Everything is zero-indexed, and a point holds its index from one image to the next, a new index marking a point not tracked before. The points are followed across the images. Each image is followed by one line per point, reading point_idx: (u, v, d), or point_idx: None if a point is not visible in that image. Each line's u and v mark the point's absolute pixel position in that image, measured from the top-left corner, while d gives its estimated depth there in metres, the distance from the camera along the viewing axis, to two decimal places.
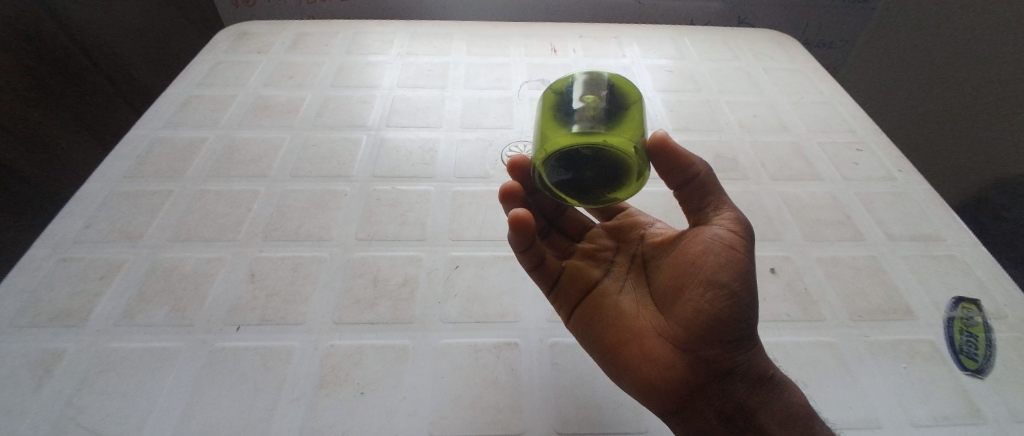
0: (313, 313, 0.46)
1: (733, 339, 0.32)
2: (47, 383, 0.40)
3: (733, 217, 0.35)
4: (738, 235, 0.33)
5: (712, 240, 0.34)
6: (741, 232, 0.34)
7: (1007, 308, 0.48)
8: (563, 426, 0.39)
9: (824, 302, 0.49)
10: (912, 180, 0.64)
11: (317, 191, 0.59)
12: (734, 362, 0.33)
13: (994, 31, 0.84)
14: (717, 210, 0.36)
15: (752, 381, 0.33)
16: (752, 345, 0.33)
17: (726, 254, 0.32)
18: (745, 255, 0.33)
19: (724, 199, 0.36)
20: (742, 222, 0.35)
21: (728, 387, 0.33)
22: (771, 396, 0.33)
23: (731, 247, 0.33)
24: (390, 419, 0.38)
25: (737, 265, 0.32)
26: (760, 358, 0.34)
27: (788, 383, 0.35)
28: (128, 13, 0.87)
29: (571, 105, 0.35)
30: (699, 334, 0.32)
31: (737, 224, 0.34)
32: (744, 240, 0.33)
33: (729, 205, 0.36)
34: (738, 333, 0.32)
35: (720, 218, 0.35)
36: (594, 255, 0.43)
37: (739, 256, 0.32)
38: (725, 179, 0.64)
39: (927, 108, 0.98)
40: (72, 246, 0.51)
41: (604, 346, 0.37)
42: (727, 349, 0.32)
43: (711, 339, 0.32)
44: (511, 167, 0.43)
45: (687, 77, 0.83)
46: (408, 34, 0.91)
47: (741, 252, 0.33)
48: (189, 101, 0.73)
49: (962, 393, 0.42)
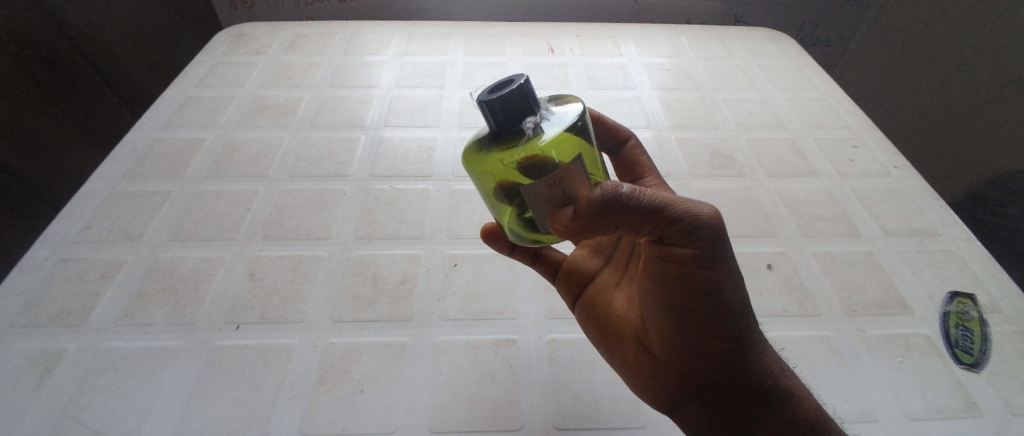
0: (312, 311, 0.46)
1: (708, 352, 0.32)
2: (47, 382, 0.40)
3: (683, 233, 0.28)
4: (691, 255, 0.29)
5: (662, 261, 0.31)
6: (698, 249, 0.28)
7: (1002, 302, 0.49)
8: (562, 421, 0.39)
9: (820, 297, 0.50)
10: (907, 176, 0.64)
11: (315, 190, 0.60)
12: (720, 374, 0.32)
13: (984, 27, 0.85)
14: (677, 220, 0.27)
15: (745, 390, 0.32)
16: (733, 354, 0.32)
17: (679, 277, 0.30)
18: (706, 273, 0.29)
19: (672, 209, 0.27)
20: (699, 236, 0.27)
21: (717, 395, 0.33)
22: (774, 407, 0.32)
23: (686, 267, 0.29)
24: (390, 415, 0.39)
25: (696, 286, 0.29)
26: (754, 363, 0.32)
27: (799, 392, 0.32)
28: (127, 14, 0.87)
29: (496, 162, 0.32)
30: (666, 346, 0.34)
31: (691, 240, 0.28)
32: (702, 258, 0.28)
33: (684, 211, 0.27)
34: (711, 347, 0.32)
35: (667, 238, 0.29)
36: (598, 242, 0.46)
37: (696, 276, 0.29)
38: (721, 175, 0.64)
39: (921, 104, 0.99)
40: (72, 246, 0.52)
41: (599, 342, 0.40)
42: (701, 360, 0.33)
43: (679, 349, 0.33)
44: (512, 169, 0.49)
45: (684, 75, 0.84)
46: (405, 34, 0.92)
47: (698, 272, 0.29)
48: (186, 102, 0.73)
49: (959, 387, 0.42)
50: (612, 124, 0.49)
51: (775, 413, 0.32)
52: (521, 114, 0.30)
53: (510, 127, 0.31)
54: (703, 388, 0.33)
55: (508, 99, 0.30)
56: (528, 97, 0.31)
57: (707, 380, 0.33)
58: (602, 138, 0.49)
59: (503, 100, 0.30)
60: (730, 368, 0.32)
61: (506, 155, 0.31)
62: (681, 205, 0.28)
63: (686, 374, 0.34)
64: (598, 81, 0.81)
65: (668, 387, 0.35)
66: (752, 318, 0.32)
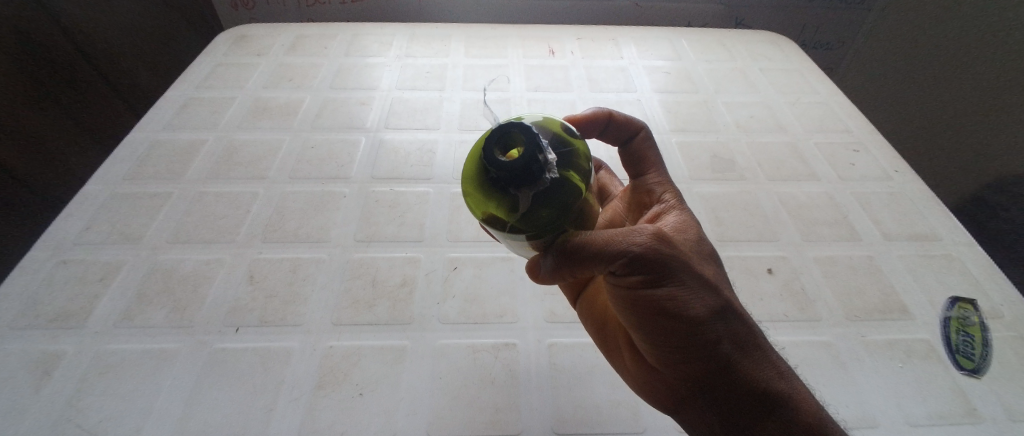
0: (312, 313, 0.46)
1: (683, 364, 0.31)
2: (46, 385, 0.40)
3: (618, 265, 0.28)
4: (636, 280, 0.29)
5: (617, 286, 0.31)
6: (640, 274, 0.28)
7: (1003, 307, 0.49)
8: (561, 426, 0.39)
9: (821, 302, 0.50)
10: (908, 180, 0.64)
11: (316, 192, 0.60)
12: (701, 384, 0.30)
13: (985, 32, 0.85)
14: (607, 253, 0.28)
15: (734, 402, 0.29)
16: (716, 361, 0.29)
17: (634, 298, 0.30)
18: (655, 293, 0.29)
19: (607, 244, 0.28)
20: (635, 264, 0.28)
21: (706, 404, 0.31)
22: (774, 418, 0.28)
23: (638, 289, 0.29)
24: (389, 418, 0.39)
25: (648, 305, 0.30)
26: (744, 366, 0.29)
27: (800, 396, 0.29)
28: (127, 15, 0.87)
29: (489, 214, 0.26)
30: (649, 354, 0.34)
31: (633, 269, 0.28)
32: (647, 280, 0.28)
33: (616, 244, 0.28)
34: (683, 359, 0.30)
35: (610, 269, 0.29)
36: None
37: (649, 295, 0.29)
38: (721, 179, 0.64)
39: (922, 107, 0.99)
40: (72, 247, 0.52)
41: (603, 346, 0.42)
42: (683, 366, 0.31)
43: (659, 357, 0.33)
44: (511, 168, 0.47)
45: (685, 78, 0.84)
46: (406, 35, 0.92)
47: (650, 292, 0.29)
48: (188, 103, 0.73)
49: (960, 392, 0.42)
50: (623, 116, 0.41)
51: (778, 421, 0.28)
52: (520, 183, 0.23)
53: (505, 190, 0.24)
54: (695, 395, 0.31)
55: (504, 172, 0.22)
56: (538, 166, 0.22)
57: (696, 386, 0.31)
58: (610, 133, 0.42)
59: (503, 174, 0.22)
60: (716, 375, 0.29)
61: (500, 216, 0.25)
62: (611, 238, 0.28)
63: (674, 378, 0.32)
64: (599, 84, 0.81)
65: (664, 390, 0.34)
66: (730, 319, 0.29)
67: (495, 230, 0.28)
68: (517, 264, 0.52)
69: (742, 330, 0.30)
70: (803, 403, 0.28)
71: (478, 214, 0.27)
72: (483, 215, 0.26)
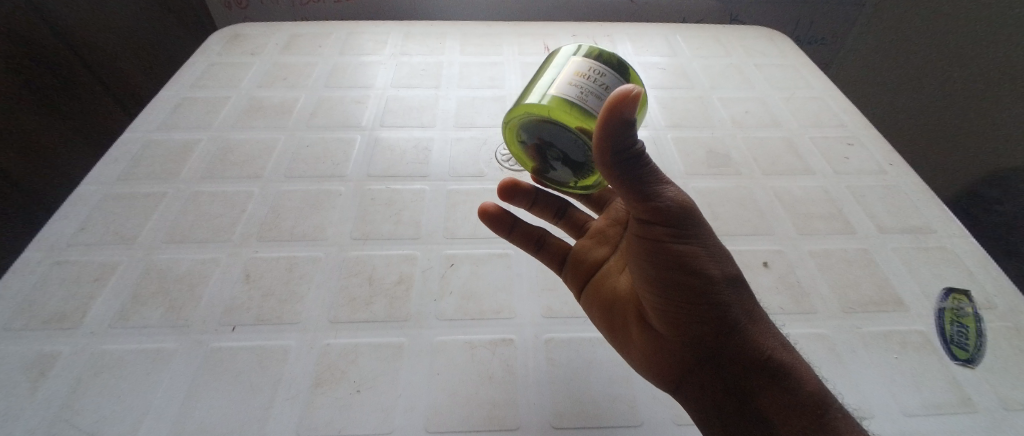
0: (308, 312, 0.46)
1: (699, 325, 0.34)
2: (41, 386, 0.39)
3: (652, 208, 0.31)
4: (665, 229, 0.32)
5: (641, 238, 0.34)
6: (669, 226, 0.32)
7: (996, 299, 0.49)
8: (559, 421, 0.39)
9: (816, 295, 0.50)
10: (902, 173, 0.64)
11: (312, 191, 0.59)
12: (714, 346, 0.34)
13: (975, 26, 0.86)
14: (647, 198, 0.31)
15: (741, 363, 0.33)
16: (725, 325, 0.33)
17: (658, 255, 0.33)
18: (679, 248, 0.32)
19: (646, 187, 0.31)
20: (667, 211, 0.31)
21: (715, 365, 0.34)
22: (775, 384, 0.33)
23: (662, 244, 0.33)
24: (387, 415, 0.39)
25: (670, 260, 0.33)
26: (750, 333, 0.34)
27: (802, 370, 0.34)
28: (120, 16, 0.86)
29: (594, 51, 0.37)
30: (657, 320, 0.37)
31: (663, 219, 0.32)
32: (674, 234, 0.32)
33: (653, 188, 0.31)
34: (700, 318, 0.34)
35: (641, 212, 0.32)
36: (602, 233, 0.48)
37: (672, 249, 0.32)
38: (716, 173, 0.64)
39: (914, 100, 1.00)
40: (66, 248, 0.51)
41: (606, 326, 0.43)
42: (694, 330, 0.34)
43: (670, 322, 0.35)
44: (503, 187, 0.50)
45: (680, 74, 0.84)
46: (401, 34, 0.91)
47: (675, 247, 0.32)
48: (181, 103, 0.73)
49: (954, 383, 0.42)
50: None
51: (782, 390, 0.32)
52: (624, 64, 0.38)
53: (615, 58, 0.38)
54: (703, 360, 0.34)
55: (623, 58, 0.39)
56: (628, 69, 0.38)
57: (705, 349, 0.34)
58: None
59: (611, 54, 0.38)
60: (724, 335, 0.33)
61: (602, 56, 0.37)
62: (653, 181, 0.31)
63: (681, 345, 0.35)
64: None
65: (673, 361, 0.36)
66: (740, 288, 0.34)
67: (571, 65, 0.36)
68: (514, 261, 0.52)
69: (749, 300, 0.35)
70: (803, 372, 0.33)
71: (583, 53, 0.37)
72: (589, 53, 0.37)
